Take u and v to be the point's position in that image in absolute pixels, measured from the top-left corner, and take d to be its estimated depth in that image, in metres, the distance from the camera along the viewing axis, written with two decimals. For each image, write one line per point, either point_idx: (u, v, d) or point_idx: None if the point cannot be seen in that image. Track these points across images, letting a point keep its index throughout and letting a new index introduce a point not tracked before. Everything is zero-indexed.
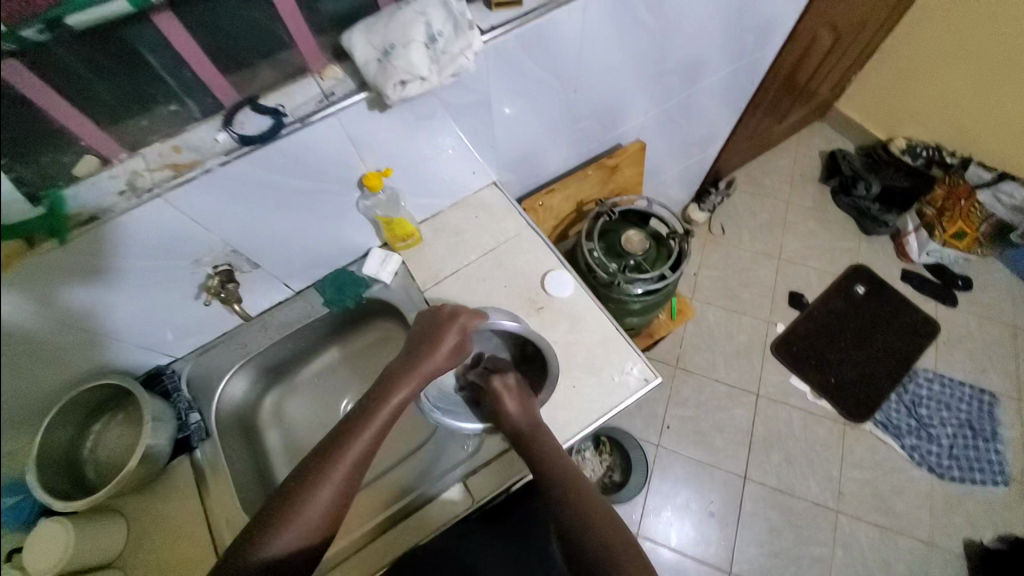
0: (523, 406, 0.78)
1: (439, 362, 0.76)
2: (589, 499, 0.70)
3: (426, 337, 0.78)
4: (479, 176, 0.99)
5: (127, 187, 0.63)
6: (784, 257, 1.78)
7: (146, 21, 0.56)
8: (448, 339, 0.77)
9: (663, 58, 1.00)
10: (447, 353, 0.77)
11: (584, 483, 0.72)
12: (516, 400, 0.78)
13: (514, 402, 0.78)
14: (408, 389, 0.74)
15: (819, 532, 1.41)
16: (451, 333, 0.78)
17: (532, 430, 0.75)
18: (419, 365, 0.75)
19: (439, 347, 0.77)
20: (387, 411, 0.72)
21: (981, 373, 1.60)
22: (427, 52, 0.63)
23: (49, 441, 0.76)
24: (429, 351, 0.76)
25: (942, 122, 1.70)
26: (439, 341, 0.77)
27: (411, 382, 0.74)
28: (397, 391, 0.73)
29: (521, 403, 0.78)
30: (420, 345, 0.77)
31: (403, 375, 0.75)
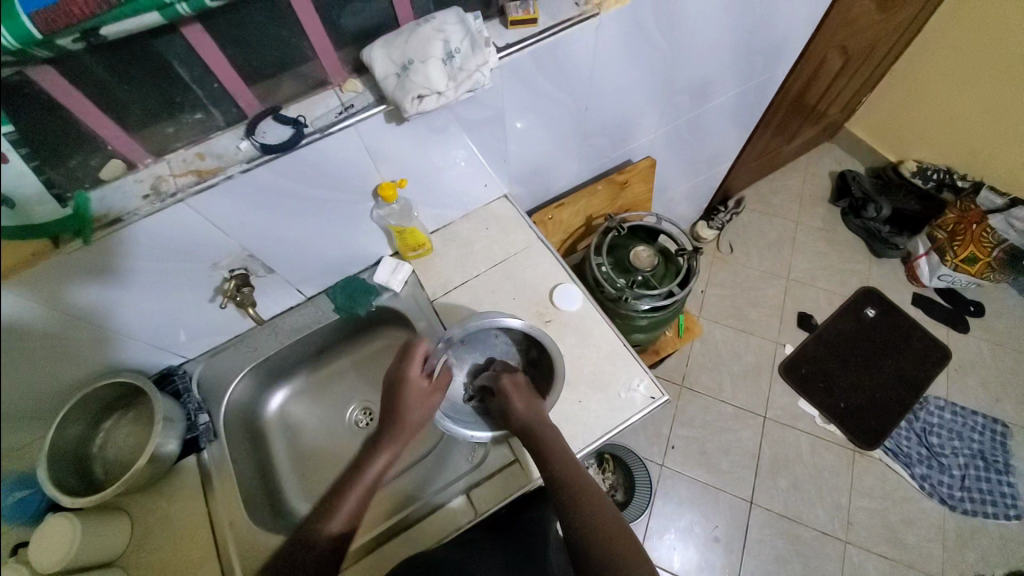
0: (531, 405, 0.75)
1: (413, 419, 0.75)
2: (597, 505, 0.69)
3: (393, 394, 0.78)
4: (490, 188, 1.01)
5: (150, 191, 0.65)
6: (793, 278, 1.78)
7: (177, 34, 0.58)
8: (410, 392, 0.77)
9: (674, 78, 1.02)
10: (418, 401, 0.76)
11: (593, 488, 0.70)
12: (522, 400, 0.76)
13: (521, 401, 0.76)
14: (389, 451, 0.74)
15: (826, 562, 1.38)
16: (415, 384, 0.77)
17: (539, 427, 0.73)
18: (396, 425, 0.75)
19: (408, 402, 0.76)
20: (369, 477, 0.72)
21: (995, 403, 1.57)
22: (444, 68, 0.65)
23: (60, 436, 0.77)
24: (400, 411, 0.76)
25: (954, 147, 1.70)
26: (408, 396, 0.76)
27: (394, 443, 0.75)
28: (378, 455, 0.74)
29: (529, 403, 0.76)
30: (390, 406, 0.77)
31: (383, 438, 0.75)
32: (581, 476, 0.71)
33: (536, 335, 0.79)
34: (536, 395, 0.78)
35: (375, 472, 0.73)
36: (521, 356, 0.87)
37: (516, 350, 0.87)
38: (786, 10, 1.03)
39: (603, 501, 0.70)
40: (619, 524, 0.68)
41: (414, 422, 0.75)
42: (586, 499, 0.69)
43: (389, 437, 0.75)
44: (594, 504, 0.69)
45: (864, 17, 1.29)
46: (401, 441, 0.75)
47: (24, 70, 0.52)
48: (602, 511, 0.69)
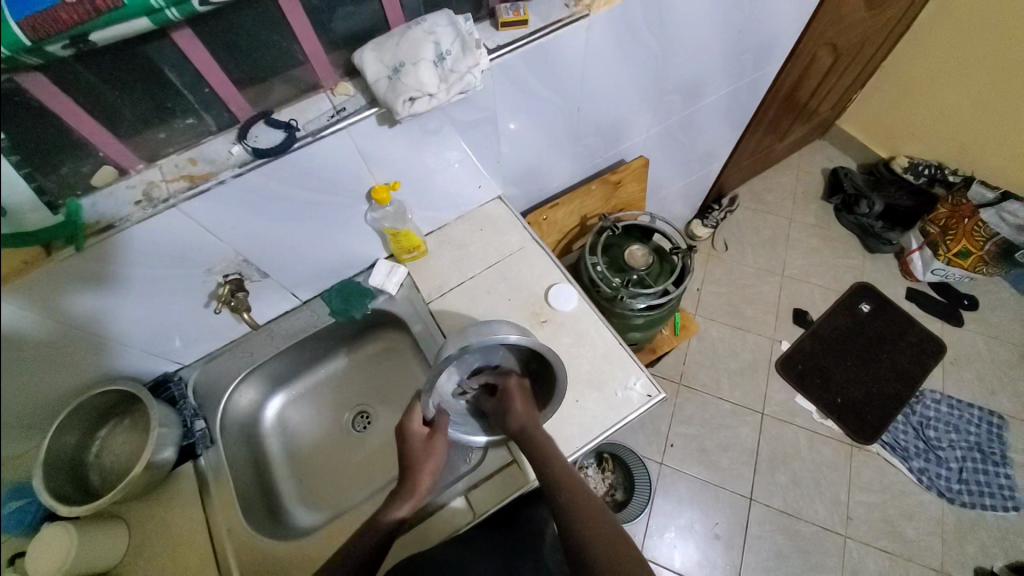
0: (531, 410, 0.74)
1: (427, 470, 0.75)
2: (595, 512, 0.69)
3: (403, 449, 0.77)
4: (484, 189, 1.01)
5: (142, 197, 0.65)
6: (788, 275, 1.79)
7: (167, 39, 0.58)
8: (417, 444, 0.77)
9: (665, 77, 1.03)
10: (427, 451, 0.76)
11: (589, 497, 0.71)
12: (524, 403, 0.74)
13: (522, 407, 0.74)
14: (408, 503, 0.74)
15: (827, 558, 1.38)
16: (421, 437, 0.77)
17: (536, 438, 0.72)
18: (410, 478, 0.75)
19: (418, 454, 0.76)
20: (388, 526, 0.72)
21: (991, 395, 1.58)
22: (435, 70, 0.66)
23: (56, 445, 0.76)
24: (412, 463, 0.75)
25: (945, 141, 1.71)
26: (416, 449, 0.76)
27: (410, 495, 0.74)
28: (397, 506, 0.74)
29: (529, 407, 0.74)
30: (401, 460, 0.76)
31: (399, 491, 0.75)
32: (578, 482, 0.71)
33: (541, 350, 0.70)
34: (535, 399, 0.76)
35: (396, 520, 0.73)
36: (521, 361, 0.81)
37: (517, 356, 0.80)
38: (776, 8, 1.04)
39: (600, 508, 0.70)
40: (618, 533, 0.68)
41: (428, 475, 0.75)
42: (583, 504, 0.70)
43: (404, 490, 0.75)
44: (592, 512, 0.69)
45: (853, 14, 1.30)
46: (416, 494, 0.75)
47: (14, 77, 0.52)
48: (601, 520, 0.69)
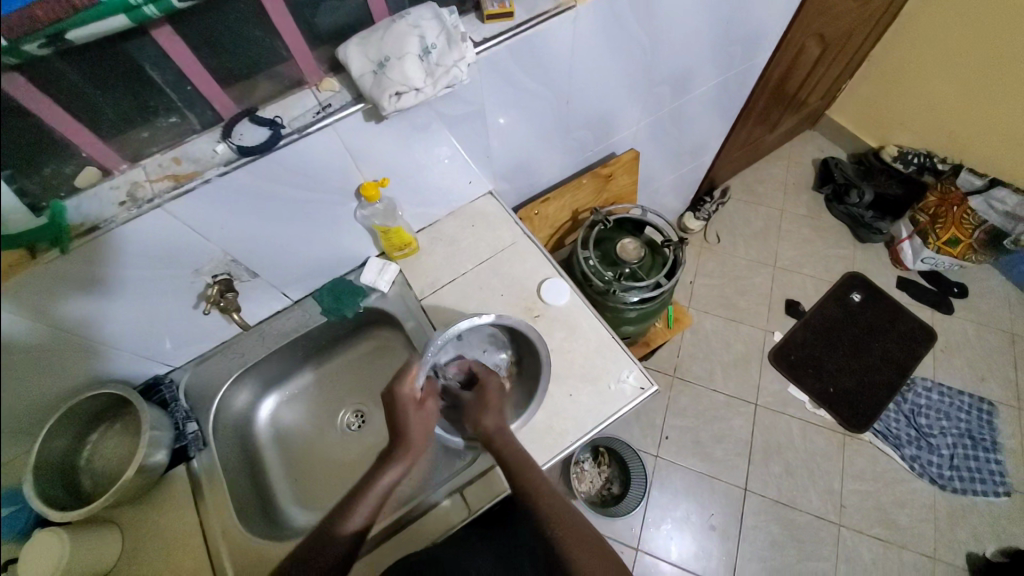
0: (502, 418, 0.78)
1: (418, 433, 0.74)
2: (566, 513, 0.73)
3: (393, 415, 0.75)
4: (474, 184, 1.01)
5: (126, 198, 0.64)
6: (780, 266, 1.79)
7: (146, 36, 0.57)
8: (408, 409, 0.75)
9: (654, 69, 1.02)
10: (418, 416, 0.75)
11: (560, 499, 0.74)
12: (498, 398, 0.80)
13: (493, 416, 0.77)
14: (399, 467, 0.72)
15: (821, 546, 1.39)
16: (411, 403, 0.75)
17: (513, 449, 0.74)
18: (401, 441, 0.74)
19: (409, 419, 0.74)
20: (381, 490, 0.72)
21: (981, 382, 1.60)
22: (421, 64, 0.65)
23: (46, 450, 0.76)
24: (402, 428, 0.74)
25: (934, 130, 1.72)
26: (407, 415, 0.74)
27: (403, 459, 0.73)
28: (387, 470, 0.72)
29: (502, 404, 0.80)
30: (391, 425, 0.75)
31: (390, 455, 0.73)
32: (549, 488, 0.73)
33: (528, 334, 0.81)
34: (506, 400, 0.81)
35: (387, 483, 0.72)
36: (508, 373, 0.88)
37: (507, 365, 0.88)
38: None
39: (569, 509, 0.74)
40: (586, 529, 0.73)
41: (420, 436, 0.74)
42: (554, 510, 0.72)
43: (395, 453, 0.73)
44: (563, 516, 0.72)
45: (840, 4, 1.30)
46: (410, 457, 0.73)
47: None
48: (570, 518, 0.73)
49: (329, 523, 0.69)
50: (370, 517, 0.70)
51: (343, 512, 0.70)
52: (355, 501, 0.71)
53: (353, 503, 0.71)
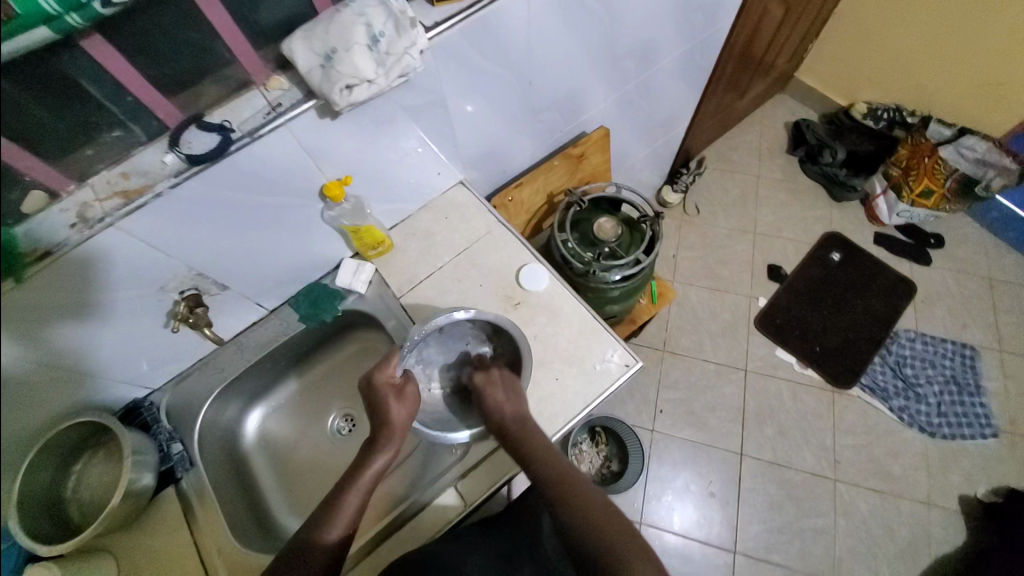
0: (518, 399, 0.76)
1: (402, 419, 0.73)
2: (581, 491, 0.69)
3: (373, 403, 0.74)
4: (443, 176, 0.99)
5: (77, 220, 0.62)
6: (759, 232, 1.80)
7: (77, 48, 0.54)
8: (389, 396, 0.74)
9: (617, 44, 1.01)
10: (400, 402, 0.74)
11: (577, 477, 0.71)
12: (504, 392, 0.76)
13: (502, 394, 0.76)
14: (387, 454, 0.72)
15: (819, 502, 1.42)
16: (391, 389, 0.74)
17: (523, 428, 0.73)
18: (385, 428, 0.72)
19: (391, 405, 0.73)
20: (369, 479, 0.70)
21: (962, 329, 1.63)
22: (372, 55, 0.63)
23: (30, 484, 0.72)
24: (384, 415, 0.73)
25: (900, 84, 1.74)
26: (387, 402, 0.73)
27: (390, 444, 0.72)
28: (375, 457, 0.71)
29: (511, 394, 0.76)
30: (372, 413, 0.74)
31: (376, 443, 0.72)
32: (559, 465, 0.71)
33: (512, 331, 0.80)
34: (519, 385, 0.77)
35: (376, 471, 0.71)
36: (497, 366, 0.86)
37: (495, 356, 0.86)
38: None
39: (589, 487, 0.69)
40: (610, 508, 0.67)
41: (404, 422, 0.73)
42: (566, 487, 0.69)
43: (381, 440, 0.72)
44: (580, 494, 0.68)
45: None
46: (396, 443, 0.72)
47: None
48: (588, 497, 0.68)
49: (311, 530, 0.66)
50: (353, 521, 0.67)
51: (325, 519, 0.66)
52: (339, 503, 0.67)
53: (336, 507, 0.67)
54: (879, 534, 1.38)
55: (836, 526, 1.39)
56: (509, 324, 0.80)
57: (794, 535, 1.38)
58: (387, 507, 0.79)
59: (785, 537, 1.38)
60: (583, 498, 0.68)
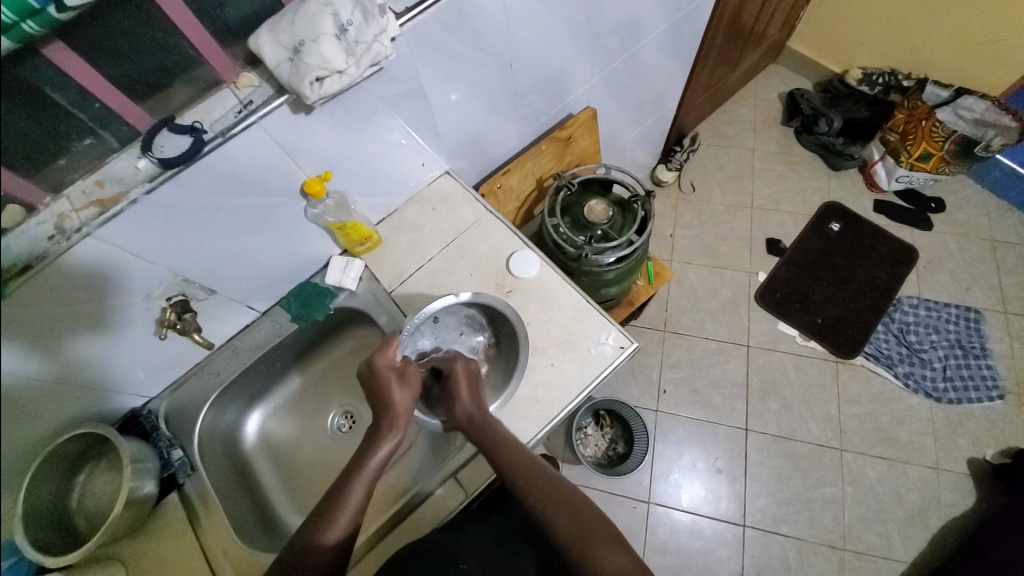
0: (476, 397, 0.76)
1: (405, 404, 0.73)
2: (554, 488, 0.70)
3: (375, 388, 0.73)
4: (428, 167, 0.97)
5: (54, 231, 0.61)
6: (757, 206, 1.78)
7: (38, 55, 0.53)
8: (390, 379, 0.73)
9: (599, 21, 0.99)
10: (402, 386, 0.74)
11: (549, 474, 0.71)
12: (471, 388, 0.76)
13: (467, 390, 0.76)
14: (392, 441, 0.71)
15: (827, 473, 1.42)
16: (393, 372, 0.74)
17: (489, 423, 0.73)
18: (388, 415, 0.72)
19: (393, 390, 0.73)
20: (372, 468, 0.70)
21: (966, 292, 1.61)
22: (340, 45, 0.62)
23: (33, 498, 0.72)
24: (387, 401, 0.72)
25: (896, 45, 1.69)
26: (390, 387, 0.73)
27: (393, 431, 0.71)
28: (379, 446, 0.70)
29: (476, 390, 0.76)
30: (377, 401, 0.73)
31: (380, 430, 0.71)
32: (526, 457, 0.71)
33: (509, 314, 0.80)
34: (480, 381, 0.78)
35: (379, 461, 0.70)
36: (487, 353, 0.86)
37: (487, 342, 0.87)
38: None
39: (555, 478, 0.71)
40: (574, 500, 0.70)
41: (406, 407, 0.73)
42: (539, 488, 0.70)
43: (385, 429, 0.71)
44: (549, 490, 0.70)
45: None
46: (399, 429, 0.72)
47: None
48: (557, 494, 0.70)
49: (310, 530, 0.65)
50: (355, 516, 0.66)
51: (328, 515, 0.65)
52: (344, 497, 0.67)
53: (338, 503, 0.66)
54: (888, 501, 1.38)
55: (845, 496, 1.39)
56: (505, 306, 0.81)
57: (803, 506, 1.38)
58: (390, 498, 0.79)
59: (794, 509, 1.38)
60: (554, 496, 0.70)
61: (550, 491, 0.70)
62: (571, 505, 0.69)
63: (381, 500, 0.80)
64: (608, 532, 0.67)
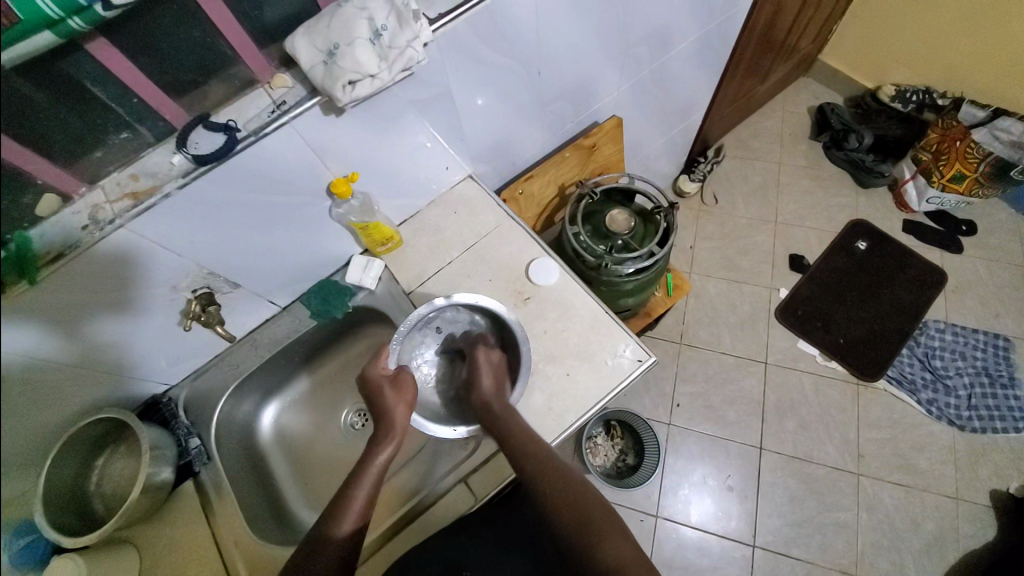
0: (500, 391, 0.77)
1: (400, 411, 0.74)
2: (567, 481, 0.69)
3: (371, 397, 0.76)
4: (452, 171, 0.98)
5: (88, 221, 0.62)
6: (781, 221, 1.75)
7: (82, 51, 0.55)
8: (384, 386, 0.75)
9: (629, 30, 0.98)
10: (396, 394, 0.75)
11: (565, 467, 0.71)
12: (493, 377, 0.78)
13: (491, 380, 0.78)
14: (390, 448, 0.72)
15: (842, 497, 1.39)
16: (386, 381, 0.76)
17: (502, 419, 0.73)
18: (384, 423, 0.73)
19: (387, 396, 0.74)
20: (377, 471, 0.71)
21: (995, 319, 1.56)
22: (373, 49, 0.62)
23: (53, 480, 0.74)
24: (384, 408, 0.74)
25: (930, 64, 1.65)
26: (384, 394, 0.75)
27: (391, 438, 0.72)
28: (378, 452, 0.72)
29: (499, 385, 0.78)
30: (374, 408, 0.75)
31: (378, 437, 0.73)
32: (546, 457, 0.70)
33: (506, 318, 0.79)
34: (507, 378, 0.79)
35: (381, 463, 0.71)
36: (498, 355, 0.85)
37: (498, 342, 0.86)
38: None
39: (571, 473, 0.71)
40: (589, 495, 0.69)
41: (401, 414, 0.73)
42: (551, 479, 0.69)
43: (382, 436, 0.72)
44: (563, 485, 0.69)
45: None
46: (396, 437, 0.73)
47: None
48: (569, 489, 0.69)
49: (319, 527, 0.66)
50: (364, 513, 0.67)
51: (336, 512, 0.66)
52: (347, 497, 0.68)
53: (345, 502, 0.67)
54: (904, 530, 1.35)
55: (860, 522, 1.36)
56: (496, 305, 0.80)
57: (816, 530, 1.35)
58: (398, 499, 0.80)
59: (806, 532, 1.36)
60: (567, 490, 0.69)
61: (561, 492, 0.68)
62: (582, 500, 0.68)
63: (390, 498, 0.81)
64: (618, 530, 0.65)
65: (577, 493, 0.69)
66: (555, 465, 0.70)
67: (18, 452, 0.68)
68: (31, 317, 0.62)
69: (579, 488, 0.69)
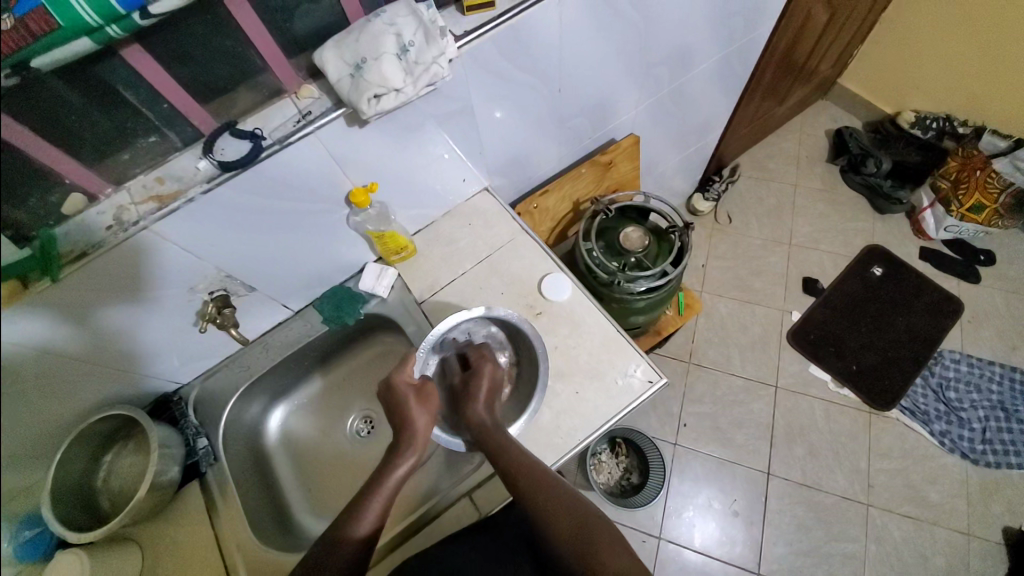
0: (489, 412, 0.76)
1: (422, 422, 0.74)
2: (560, 492, 0.69)
3: (391, 405, 0.76)
4: (469, 182, 0.98)
5: (113, 222, 0.64)
6: (795, 243, 1.74)
7: (116, 57, 0.56)
8: (409, 397, 0.75)
9: (650, 50, 0.99)
10: (421, 403, 0.75)
11: (556, 480, 0.70)
12: (487, 398, 0.77)
13: (484, 399, 0.77)
14: (410, 458, 0.72)
15: (850, 527, 1.36)
16: (411, 390, 0.76)
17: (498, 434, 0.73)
18: (406, 433, 0.73)
19: (411, 407, 0.74)
20: (394, 483, 0.70)
21: (1012, 351, 1.53)
22: (399, 63, 0.63)
23: (62, 473, 0.74)
24: (406, 418, 0.74)
25: (952, 92, 1.64)
26: (409, 404, 0.74)
27: (413, 451, 0.72)
28: (398, 464, 0.71)
29: (490, 407, 0.77)
30: (395, 417, 0.75)
31: (397, 448, 0.72)
32: (537, 472, 0.69)
33: (525, 330, 0.79)
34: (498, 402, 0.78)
35: (399, 477, 0.70)
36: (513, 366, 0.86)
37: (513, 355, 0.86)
38: None
39: (563, 486, 0.70)
40: (582, 507, 0.69)
41: (424, 426, 0.74)
42: (542, 494, 0.68)
43: (403, 447, 0.72)
44: (556, 499, 0.68)
45: None
46: (418, 448, 0.73)
47: None
48: (559, 498, 0.68)
49: (336, 529, 0.65)
50: (379, 521, 0.67)
51: (352, 516, 0.66)
52: (364, 502, 0.68)
53: (364, 505, 0.67)
54: (914, 564, 1.32)
55: (868, 554, 1.33)
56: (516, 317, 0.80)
57: (823, 560, 1.33)
58: (412, 502, 0.79)
59: (813, 562, 1.33)
60: (563, 500, 0.68)
61: (557, 507, 0.67)
62: (578, 513, 0.68)
63: (401, 503, 0.80)
64: (614, 536, 0.66)
65: (573, 507, 0.68)
66: (544, 481, 0.69)
67: (22, 446, 0.69)
68: (48, 311, 0.63)
69: (573, 502, 0.69)
